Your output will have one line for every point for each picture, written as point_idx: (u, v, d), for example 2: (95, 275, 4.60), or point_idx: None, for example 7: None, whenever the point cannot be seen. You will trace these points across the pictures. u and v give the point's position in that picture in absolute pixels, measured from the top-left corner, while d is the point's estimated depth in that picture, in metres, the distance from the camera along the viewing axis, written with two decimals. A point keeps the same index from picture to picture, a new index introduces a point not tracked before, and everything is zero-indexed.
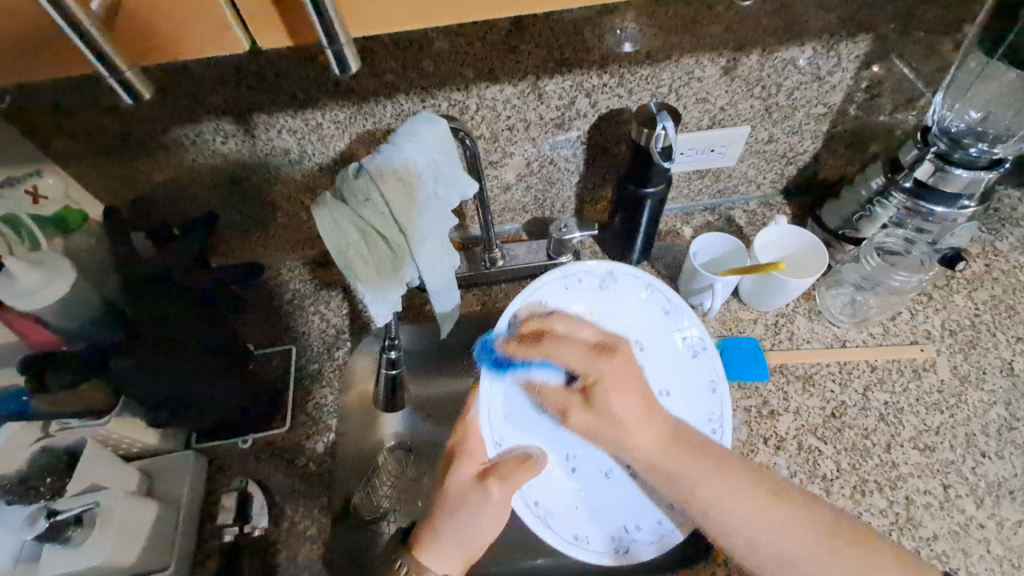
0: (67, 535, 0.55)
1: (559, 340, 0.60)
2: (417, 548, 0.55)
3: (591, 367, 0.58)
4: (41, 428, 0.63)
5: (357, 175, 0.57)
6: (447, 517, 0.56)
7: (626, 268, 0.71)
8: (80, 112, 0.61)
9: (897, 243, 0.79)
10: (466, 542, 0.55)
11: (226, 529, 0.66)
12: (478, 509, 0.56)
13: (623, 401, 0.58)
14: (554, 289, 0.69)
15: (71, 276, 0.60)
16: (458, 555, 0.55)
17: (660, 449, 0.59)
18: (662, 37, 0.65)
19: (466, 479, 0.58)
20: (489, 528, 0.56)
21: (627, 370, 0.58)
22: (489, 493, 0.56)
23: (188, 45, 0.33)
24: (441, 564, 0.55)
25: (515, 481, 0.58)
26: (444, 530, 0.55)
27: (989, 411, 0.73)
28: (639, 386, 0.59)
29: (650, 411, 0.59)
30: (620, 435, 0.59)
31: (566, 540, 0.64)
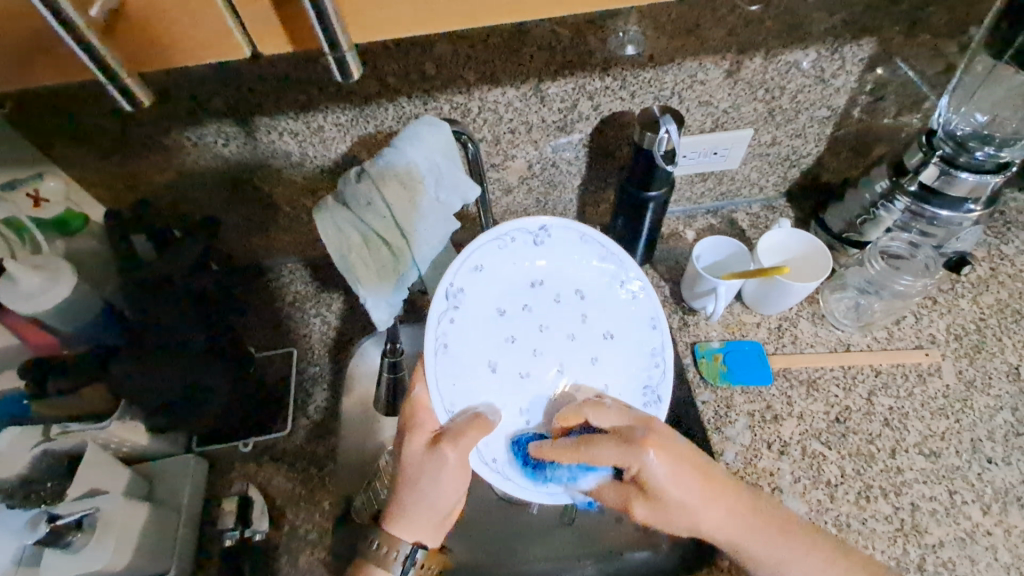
0: (67, 541, 0.54)
1: (594, 441, 0.58)
2: (388, 523, 0.59)
3: (630, 461, 0.57)
4: (41, 431, 0.63)
5: (359, 178, 0.57)
6: (407, 493, 0.59)
7: (561, 221, 0.64)
8: (81, 115, 0.61)
9: (902, 247, 0.78)
10: (430, 505, 0.59)
11: (226, 534, 0.67)
12: (433, 479, 0.58)
13: (683, 487, 0.57)
14: (488, 251, 0.62)
15: (71, 282, 0.60)
16: (424, 522, 0.59)
17: (731, 526, 0.58)
18: (666, 41, 0.64)
19: (419, 450, 0.59)
20: (449, 490, 0.59)
21: (668, 441, 0.58)
22: (442, 458, 0.57)
23: (186, 52, 0.33)
24: (410, 533, 0.59)
25: (466, 442, 0.58)
26: (407, 502, 0.59)
27: (995, 416, 0.72)
28: (689, 465, 0.57)
29: (710, 478, 0.58)
30: (688, 515, 0.58)
31: (531, 487, 0.63)
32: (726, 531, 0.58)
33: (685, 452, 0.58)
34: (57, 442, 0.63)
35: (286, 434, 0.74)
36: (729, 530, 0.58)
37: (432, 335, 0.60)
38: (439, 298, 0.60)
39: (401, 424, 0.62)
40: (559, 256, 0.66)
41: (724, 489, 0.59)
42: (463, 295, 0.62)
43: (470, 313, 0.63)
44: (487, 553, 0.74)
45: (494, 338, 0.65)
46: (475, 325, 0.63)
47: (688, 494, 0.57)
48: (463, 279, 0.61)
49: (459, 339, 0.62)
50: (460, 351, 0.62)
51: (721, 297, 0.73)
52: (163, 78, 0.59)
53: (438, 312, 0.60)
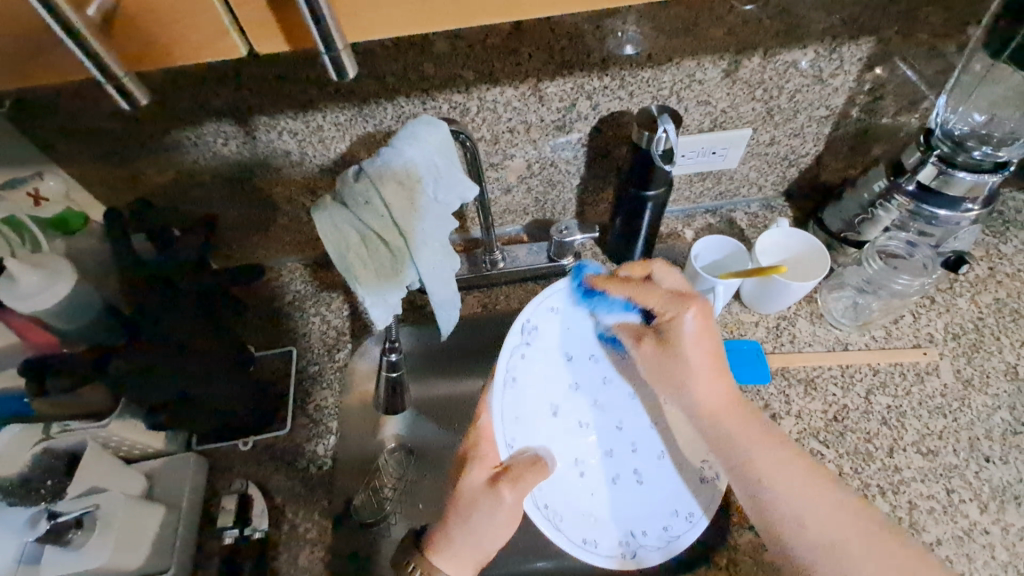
0: (67, 538, 0.55)
1: (645, 283, 0.65)
2: (429, 550, 0.58)
3: (669, 307, 0.63)
4: (41, 430, 0.63)
5: (357, 178, 0.57)
6: (457, 522, 0.58)
7: (642, 277, 0.68)
8: (81, 114, 0.61)
9: (900, 246, 0.78)
10: (477, 544, 0.58)
11: (226, 532, 0.66)
12: (486, 514, 0.58)
13: (694, 347, 0.62)
14: (566, 296, 0.67)
15: (71, 280, 0.60)
16: (466, 558, 0.58)
17: (724, 405, 0.62)
18: (664, 40, 0.64)
19: (479, 484, 0.60)
20: (497, 533, 0.59)
21: (710, 325, 0.63)
22: (500, 496, 0.59)
23: (183, 51, 0.33)
24: (449, 566, 0.57)
25: (524, 485, 0.60)
26: (454, 532, 0.58)
27: (993, 415, 0.72)
28: (710, 359, 0.63)
29: (721, 369, 0.63)
30: (682, 387, 0.64)
31: (576, 543, 0.62)
32: (711, 396, 0.62)
33: (711, 350, 0.63)
34: (57, 440, 0.63)
35: (285, 432, 0.74)
36: (719, 430, 0.62)
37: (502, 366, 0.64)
38: (516, 331, 0.64)
39: (460, 458, 0.64)
40: None
41: (748, 414, 0.62)
42: (538, 333, 0.66)
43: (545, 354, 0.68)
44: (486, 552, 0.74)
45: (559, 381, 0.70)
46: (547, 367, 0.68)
47: (698, 363, 0.63)
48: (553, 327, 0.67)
49: (526, 375, 0.66)
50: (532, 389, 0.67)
51: (720, 295, 0.74)
52: (163, 78, 0.60)
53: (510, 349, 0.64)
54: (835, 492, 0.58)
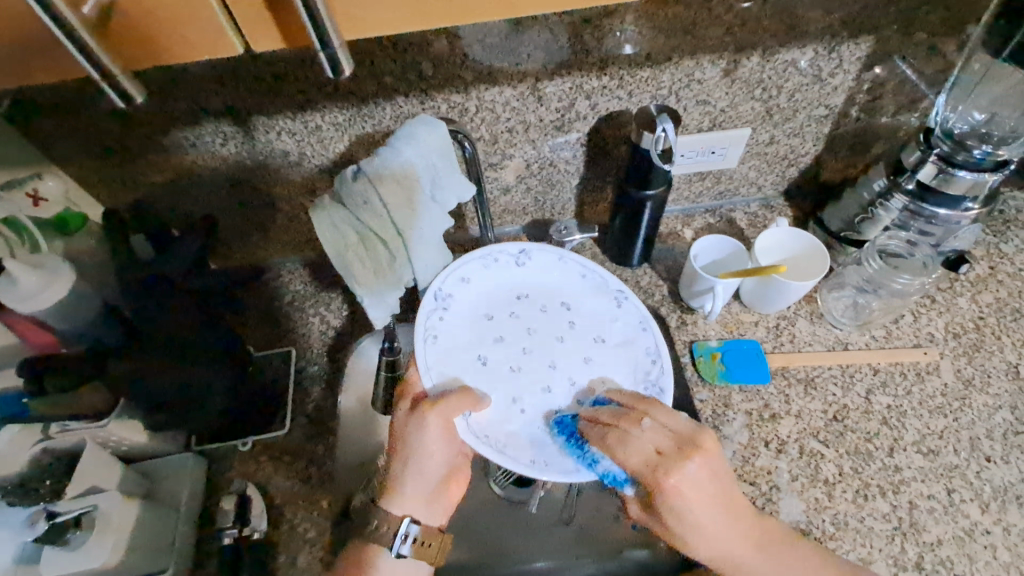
0: (66, 538, 0.55)
1: (628, 441, 0.56)
2: (383, 503, 0.60)
3: (648, 474, 0.54)
4: (40, 430, 0.63)
5: (355, 178, 0.56)
6: (399, 463, 0.59)
7: (540, 245, 0.72)
8: (80, 114, 0.61)
9: (900, 245, 0.77)
10: (422, 474, 0.59)
11: (225, 532, 0.67)
12: (418, 447, 0.59)
13: (693, 488, 0.54)
14: (473, 268, 0.70)
15: (67, 284, 0.60)
16: (417, 495, 0.59)
17: (744, 546, 0.56)
18: (662, 40, 0.64)
19: (404, 416, 0.60)
20: (437, 455, 0.60)
21: (716, 466, 0.55)
22: (423, 421, 0.58)
23: (181, 50, 0.33)
24: (403, 509, 0.59)
25: (447, 405, 0.58)
26: (398, 475, 0.59)
27: (994, 414, 0.72)
28: (720, 501, 0.55)
29: (731, 501, 0.56)
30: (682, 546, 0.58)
31: (523, 463, 0.59)
32: (722, 548, 0.56)
33: (720, 488, 0.55)
34: (56, 441, 0.63)
35: (284, 432, 0.74)
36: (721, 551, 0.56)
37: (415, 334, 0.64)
38: (427, 297, 0.66)
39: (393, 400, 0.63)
40: (541, 275, 0.72)
41: (743, 509, 0.57)
42: (452, 300, 0.68)
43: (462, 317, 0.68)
44: (486, 551, 0.74)
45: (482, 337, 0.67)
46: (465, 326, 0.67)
47: (711, 520, 0.55)
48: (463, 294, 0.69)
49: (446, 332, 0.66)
50: (455, 350, 0.65)
51: (718, 296, 0.73)
52: (161, 78, 0.60)
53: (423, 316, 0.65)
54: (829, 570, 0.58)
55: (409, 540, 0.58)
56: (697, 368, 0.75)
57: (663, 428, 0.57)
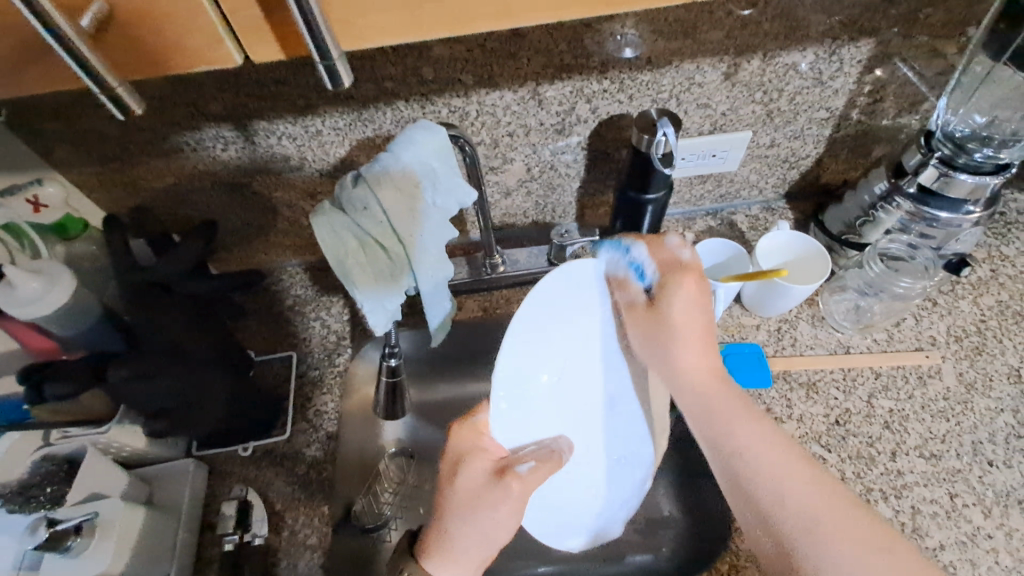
0: (67, 544, 0.54)
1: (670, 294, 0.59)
2: (432, 557, 0.53)
3: (667, 273, 0.60)
4: (42, 436, 0.63)
5: (355, 184, 0.57)
6: (465, 524, 0.53)
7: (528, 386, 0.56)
8: (80, 120, 0.61)
9: (902, 248, 0.78)
10: (481, 548, 0.53)
11: (226, 538, 0.66)
12: (497, 511, 0.54)
13: (687, 302, 0.58)
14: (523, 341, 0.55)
15: (66, 293, 0.59)
16: (468, 565, 0.53)
17: (738, 408, 0.55)
18: (663, 42, 0.64)
19: (478, 479, 0.55)
20: (503, 533, 0.54)
21: (704, 296, 0.59)
22: (507, 493, 0.54)
23: (180, 60, 0.33)
24: (449, 573, 0.52)
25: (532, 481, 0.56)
26: (455, 533, 0.53)
27: (996, 418, 0.72)
28: (701, 329, 0.59)
29: (711, 339, 0.59)
30: (673, 344, 0.58)
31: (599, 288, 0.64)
32: (695, 383, 0.57)
33: (702, 318, 0.59)
34: (55, 448, 0.62)
35: (285, 437, 0.74)
36: (700, 403, 0.56)
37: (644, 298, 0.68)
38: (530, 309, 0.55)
39: (448, 460, 0.56)
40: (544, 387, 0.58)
41: (712, 346, 0.59)
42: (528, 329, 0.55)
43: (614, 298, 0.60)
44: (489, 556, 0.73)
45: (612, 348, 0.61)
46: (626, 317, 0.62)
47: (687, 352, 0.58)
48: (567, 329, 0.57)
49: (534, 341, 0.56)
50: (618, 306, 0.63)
51: (719, 299, 0.73)
52: (161, 84, 0.60)
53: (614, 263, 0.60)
54: (837, 490, 0.49)
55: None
56: None
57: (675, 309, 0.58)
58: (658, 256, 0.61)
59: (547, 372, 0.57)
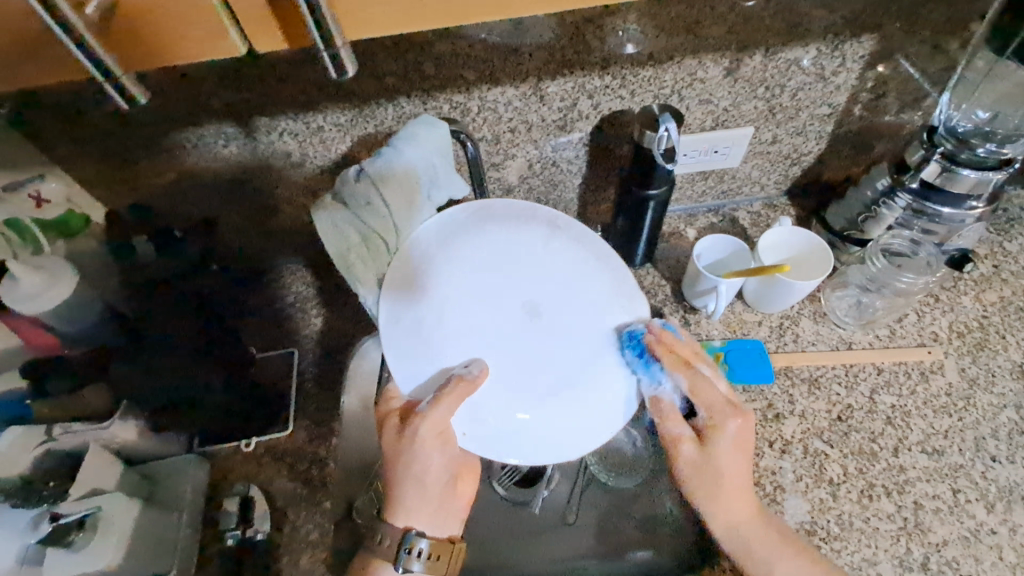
0: (70, 539, 0.55)
1: (705, 378, 0.59)
2: (389, 513, 0.57)
3: (715, 415, 0.58)
4: (43, 431, 0.62)
5: (357, 179, 0.56)
6: (397, 478, 0.56)
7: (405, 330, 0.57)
8: (79, 115, 0.61)
9: (904, 244, 0.78)
10: (422, 485, 0.56)
11: (227, 533, 0.67)
12: (414, 453, 0.54)
13: (735, 458, 0.59)
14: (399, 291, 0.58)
15: (73, 282, 0.60)
16: (420, 506, 0.57)
17: (761, 533, 0.59)
18: (665, 38, 0.64)
19: (393, 434, 0.55)
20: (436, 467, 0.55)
21: (748, 441, 0.59)
22: (415, 435, 0.54)
23: (183, 49, 0.33)
24: (408, 519, 0.57)
25: (433, 412, 0.54)
26: (396, 486, 0.56)
27: (999, 414, 0.71)
28: (744, 483, 0.59)
29: (748, 490, 0.59)
30: (713, 500, 0.59)
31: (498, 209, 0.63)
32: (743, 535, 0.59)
33: (742, 467, 0.59)
34: (60, 442, 0.62)
35: (287, 433, 0.74)
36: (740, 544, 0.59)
37: (543, 211, 0.63)
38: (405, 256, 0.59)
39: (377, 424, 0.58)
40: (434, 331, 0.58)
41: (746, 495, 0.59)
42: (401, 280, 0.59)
43: (484, 228, 0.61)
44: (491, 552, 0.73)
45: (505, 276, 0.60)
46: (508, 238, 0.61)
47: (734, 464, 0.59)
48: (446, 265, 0.59)
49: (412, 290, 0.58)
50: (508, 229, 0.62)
51: (722, 296, 0.73)
52: (162, 79, 0.59)
53: (489, 207, 0.63)
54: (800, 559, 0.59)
55: (420, 557, 0.56)
56: None
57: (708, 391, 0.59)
58: (701, 392, 0.59)
59: (436, 316, 0.58)
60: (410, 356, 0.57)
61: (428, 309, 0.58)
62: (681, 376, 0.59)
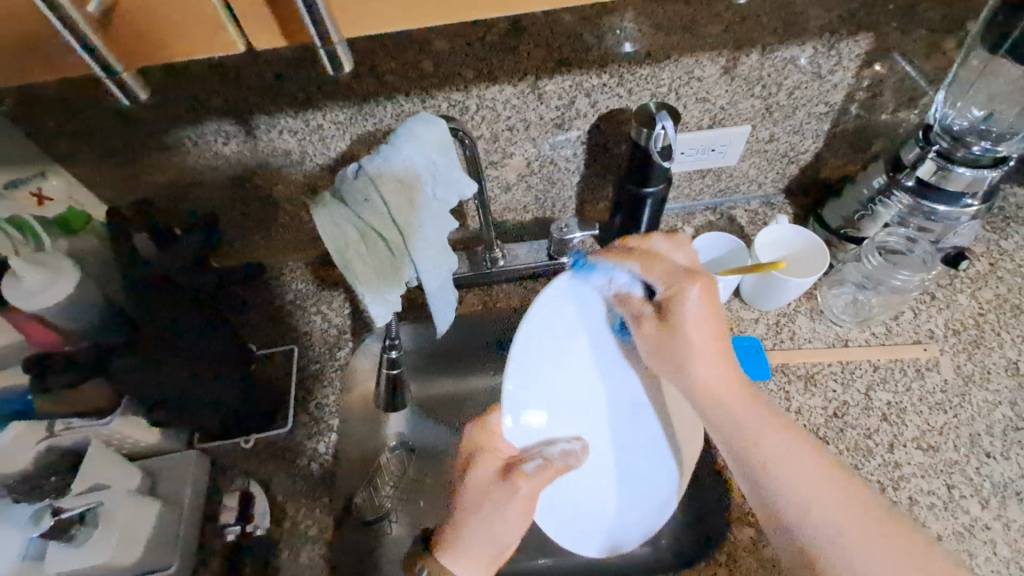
0: (71, 533, 0.56)
1: (559, 378, 0.57)
2: (440, 550, 0.55)
3: (672, 292, 0.61)
4: (45, 427, 0.63)
5: (356, 177, 0.58)
6: (474, 517, 0.55)
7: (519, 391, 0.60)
8: (81, 113, 0.62)
9: (900, 241, 0.78)
10: (492, 540, 0.55)
11: (227, 529, 0.67)
12: (503, 503, 0.56)
13: (698, 327, 0.60)
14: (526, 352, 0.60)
15: (73, 277, 0.60)
16: (479, 557, 0.54)
17: (763, 422, 0.56)
18: (662, 36, 0.64)
19: (488, 478, 0.57)
20: (513, 529, 0.55)
21: (714, 300, 0.60)
22: (514, 490, 0.56)
23: (181, 45, 0.34)
24: (461, 564, 0.54)
25: (538, 478, 0.57)
26: (467, 528, 0.55)
27: (994, 410, 0.72)
28: (720, 344, 0.60)
29: (725, 353, 0.60)
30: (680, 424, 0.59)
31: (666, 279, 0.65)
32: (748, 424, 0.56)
33: (716, 327, 0.60)
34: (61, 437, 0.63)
35: (286, 430, 0.74)
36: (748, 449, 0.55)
37: None
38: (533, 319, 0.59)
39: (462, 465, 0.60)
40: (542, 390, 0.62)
41: (735, 358, 0.60)
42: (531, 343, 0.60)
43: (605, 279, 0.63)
44: None
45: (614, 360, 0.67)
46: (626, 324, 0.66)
47: (705, 338, 0.60)
48: (567, 336, 0.63)
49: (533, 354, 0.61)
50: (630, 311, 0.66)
51: (718, 293, 0.74)
52: (163, 78, 0.60)
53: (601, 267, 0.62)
54: (867, 497, 0.51)
55: None
56: None
57: None
58: (563, 404, 0.56)
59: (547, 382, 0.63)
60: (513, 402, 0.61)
61: (544, 375, 0.62)
62: (536, 392, 0.58)
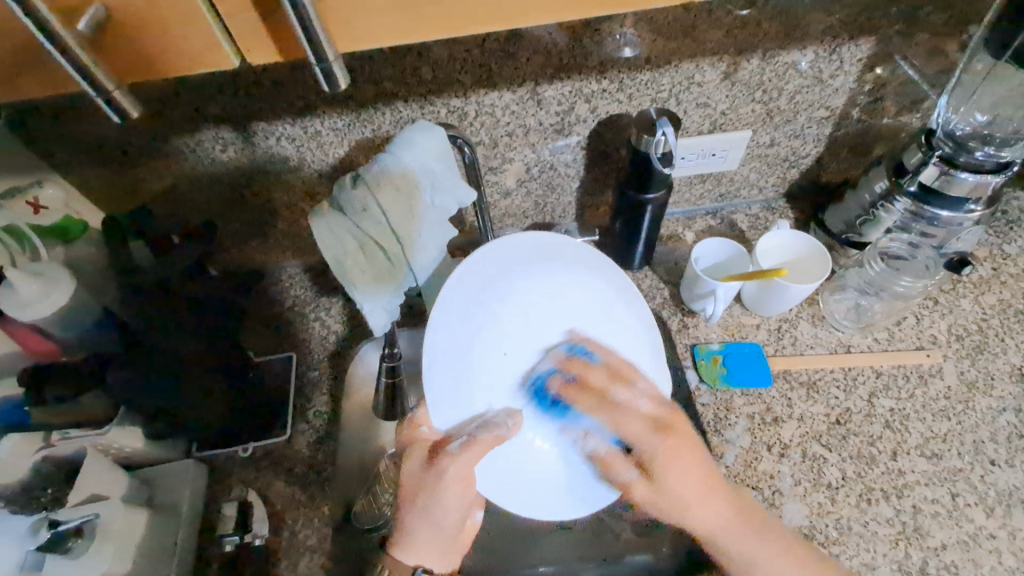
0: (68, 546, 0.54)
1: (622, 406, 0.59)
2: (394, 548, 0.56)
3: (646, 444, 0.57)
4: (42, 437, 0.63)
5: (354, 185, 0.57)
6: (412, 508, 0.54)
7: (445, 377, 0.56)
8: (77, 120, 0.61)
9: (902, 247, 0.78)
10: (434, 527, 0.54)
11: (226, 539, 0.66)
12: (434, 492, 0.53)
13: (683, 479, 0.57)
14: (449, 335, 0.56)
15: (71, 285, 0.60)
16: (429, 545, 0.55)
17: (728, 521, 0.58)
18: (662, 42, 0.64)
19: (416, 467, 0.55)
20: (454, 511, 0.54)
21: (688, 448, 0.57)
22: (442, 475, 0.53)
23: (175, 60, 0.33)
24: (415, 555, 0.55)
25: (465, 456, 0.53)
26: (410, 521, 0.55)
27: (998, 417, 0.71)
28: (703, 479, 0.57)
29: (713, 482, 0.58)
30: (683, 515, 0.58)
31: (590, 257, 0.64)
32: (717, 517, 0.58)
33: (701, 466, 0.57)
34: (58, 448, 0.62)
35: (285, 438, 0.74)
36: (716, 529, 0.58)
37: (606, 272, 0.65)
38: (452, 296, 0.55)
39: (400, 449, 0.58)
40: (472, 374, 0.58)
41: (718, 481, 0.58)
42: (450, 324, 0.56)
43: (584, 278, 0.63)
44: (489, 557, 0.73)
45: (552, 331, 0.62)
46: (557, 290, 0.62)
47: (686, 485, 0.57)
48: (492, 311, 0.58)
49: (453, 338, 0.56)
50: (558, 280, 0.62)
51: (720, 299, 0.74)
52: (160, 85, 0.59)
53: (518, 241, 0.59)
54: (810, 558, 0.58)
55: None
56: (699, 372, 0.74)
57: (636, 407, 0.59)
58: (625, 425, 0.58)
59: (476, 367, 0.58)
60: (451, 395, 0.57)
61: (473, 356, 0.58)
62: (601, 414, 0.59)
